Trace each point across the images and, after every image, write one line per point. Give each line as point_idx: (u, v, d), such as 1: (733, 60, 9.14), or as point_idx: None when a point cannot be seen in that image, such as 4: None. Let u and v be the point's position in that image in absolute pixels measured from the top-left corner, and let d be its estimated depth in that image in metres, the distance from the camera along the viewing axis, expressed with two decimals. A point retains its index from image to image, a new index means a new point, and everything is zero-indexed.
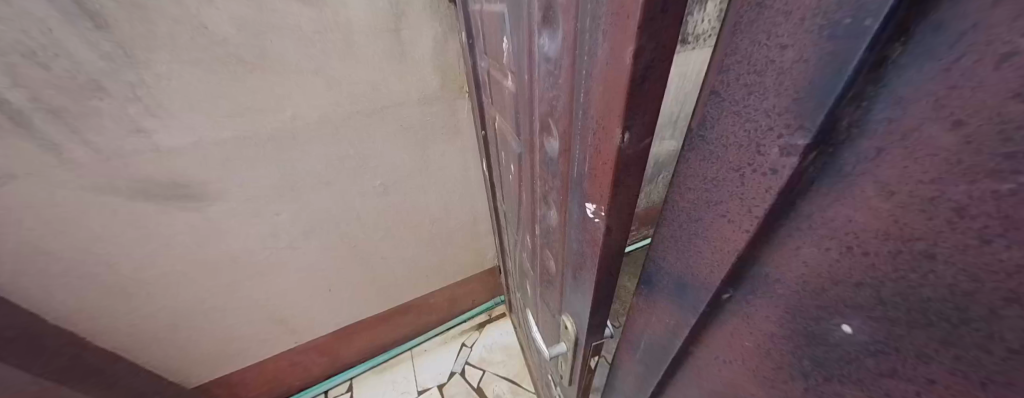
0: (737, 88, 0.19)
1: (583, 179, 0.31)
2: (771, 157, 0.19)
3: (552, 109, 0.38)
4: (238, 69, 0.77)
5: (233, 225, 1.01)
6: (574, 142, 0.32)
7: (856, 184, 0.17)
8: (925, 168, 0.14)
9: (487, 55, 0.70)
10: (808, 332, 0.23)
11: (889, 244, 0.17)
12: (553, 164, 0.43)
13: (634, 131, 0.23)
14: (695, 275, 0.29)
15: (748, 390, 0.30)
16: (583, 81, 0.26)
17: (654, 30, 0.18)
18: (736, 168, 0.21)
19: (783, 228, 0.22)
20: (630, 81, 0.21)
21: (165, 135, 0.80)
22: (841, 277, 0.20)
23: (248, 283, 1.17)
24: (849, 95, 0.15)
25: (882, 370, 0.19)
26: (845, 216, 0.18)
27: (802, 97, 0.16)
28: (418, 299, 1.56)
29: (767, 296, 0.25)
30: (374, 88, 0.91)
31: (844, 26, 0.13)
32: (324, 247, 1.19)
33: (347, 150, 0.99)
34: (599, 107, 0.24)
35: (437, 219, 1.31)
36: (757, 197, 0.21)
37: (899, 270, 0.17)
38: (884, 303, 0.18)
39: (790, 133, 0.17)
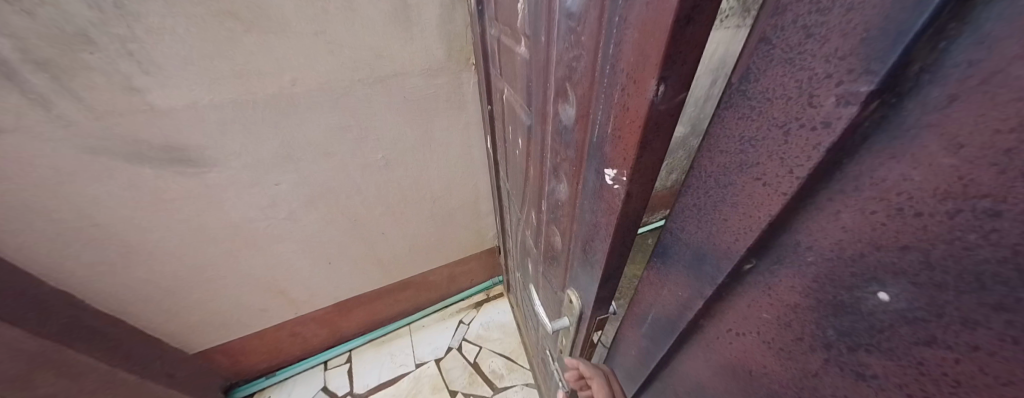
0: (793, 31, 0.18)
1: (605, 143, 0.30)
2: (825, 108, 0.17)
3: (571, 72, 0.37)
4: (235, 27, 0.74)
5: (232, 193, 1.00)
6: (595, 103, 0.30)
7: (918, 138, 0.16)
8: (1006, 114, 0.12)
9: (497, 21, 0.67)
10: (836, 301, 0.22)
11: (946, 204, 0.16)
12: (567, 134, 0.42)
13: (669, 83, 0.21)
14: (716, 245, 0.28)
15: (761, 362, 0.29)
16: (615, 30, 0.24)
17: None
18: (781, 124, 0.20)
19: (824, 191, 0.20)
20: (671, 23, 0.19)
21: (159, 95, 0.77)
22: (884, 242, 0.19)
23: (248, 253, 1.16)
24: (929, 32, 0.13)
25: (919, 338, 0.18)
26: (898, 175, 0.17)
27: (872, 36, 0.14)
28: (417, 276, 1.56)
29: (795, 265, 0.24)
30: (377, 54, 0.87)
31: None
32: (324, 219, 1.18)
33: (348, 120, 0.97)
34: (632, 58, 0.23)
35: (439, 197, 1.30)
36: (801, 156, 0.19)
37: (956, 231, 0.15)
38: (932, 267, 0.17)
39: (851, 80, 0.16)
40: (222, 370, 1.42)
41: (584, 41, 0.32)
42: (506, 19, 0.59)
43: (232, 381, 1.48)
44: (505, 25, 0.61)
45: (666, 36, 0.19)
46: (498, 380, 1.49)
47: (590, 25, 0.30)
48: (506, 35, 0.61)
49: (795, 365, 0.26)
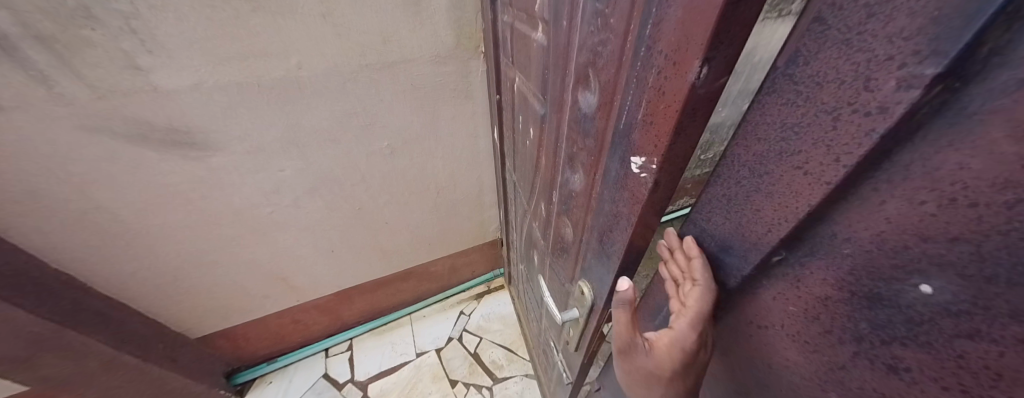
0: (853, 11, 0.17)
1: (635, 129, 0.29)
2: (882, 93, 0.17)
3: (595, 57, 0.36)
4: (240, 7, 0.72)
5: (236, 178, 0.99)
6: (625, 88, 0.30)
7: (981, 124, 0.15)
8: None
9: (512, 7, 0.65)
10: (872, 294, 0.22)
11: (1004, 194, 0.15)
12: (587, 122, 0.41)
13: (712, 65, 0.21)
14: (745, 235, 0.27)
15: (783, 355, 0.29)
16: (655, 10, 0.24)
17: None
18: (829, 111, 0.19)
19: (869, 180, 0.20)
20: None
21: (162, 75, 0.76)
22: (930, 234, 0.18)
23: (251, 239, 1.16)
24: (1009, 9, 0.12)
25: (961, 331, 0.18)
26: (955, 163, 0.16)
27: (945, 13, 0.14)
28: (419, 266, 1.56)
29: (829, 257, 0.24)
30: (385, 40, 0.85)
31: None
32: (327, 207, 1.17)
33: (355, 107, 0.95)
34: (673, 40, 0.22)
35: (443, 188, 1.29)
36: (850, 143, 0.19)
37: (1013, 221, 0.15)
38: (983, 259, 0.16)
39: (915, 62, 0.15)
40: (224, 355, 1.43)
41: (613, 24, 0.31)
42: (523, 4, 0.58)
43: (233, 366, 1.49)
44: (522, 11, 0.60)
45: (716, 12, 0.18)
46: (497, 370, 1.51)
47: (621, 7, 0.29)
48: (522, 20, 0.60)
49: (821, 358, 0.26)
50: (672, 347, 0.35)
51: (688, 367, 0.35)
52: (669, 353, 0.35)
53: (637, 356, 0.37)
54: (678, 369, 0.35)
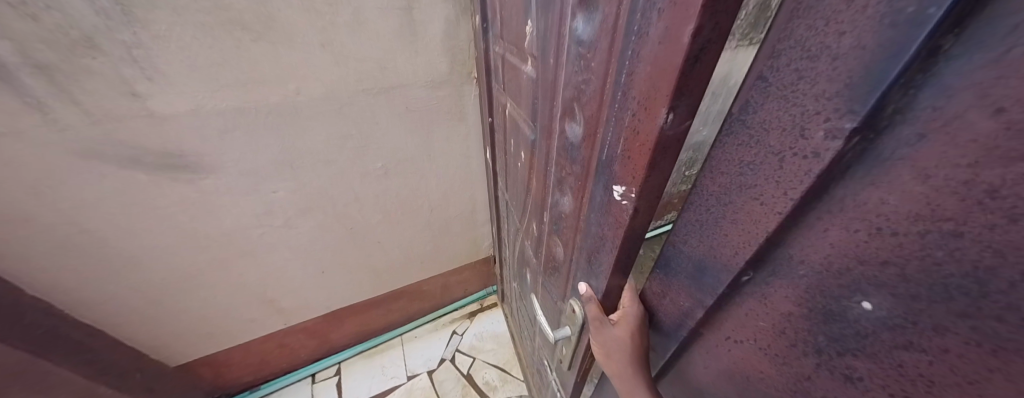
0: (787, 73, 0.21)
1: (615, 162, 0.32)
2: (815, 140, 0.20)
3: (579, 93, 0.39)
4: (243, 37, 0.75)
5: (228, 200, 0.99)
6: (606, 124, 0.33)
7: (895, 169, 0.19)
8: (967, 152, 0.16)
9: (502, 40, 0.70)
10: (825, 310, 0.24)
11: (917, 225, 0.18)
12: (574, 150, 0.44)
13: (677, 112, 0.24)
14: (717, 258, 0.30)
15: (758, 368, 0.32)
16: (627, 61, 0.27)
17: (716, 9, 0.19)
18: (776, 152, 0.23)
19: (814, 211, 0.23)
20: (684, 61, 0.21)
21: (161, 101, 0.77)
22: (866, 258, 0.21)
23: (240, 261, 1.14)
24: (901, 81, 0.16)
25: (898, 343, 0.21)
26: (878, 199, 0.20)
27: (855, 82, 0.18)
28: (412, 285, 1.55)
29: (787, 277, 0.26)
30: (382, 66, 0.89)
31: (906, 14, 0.15)
32: (320, 227, 1.17)
33: (350, 129, 0.98)
34: (643, 90, 0.25)
35: (436, 206, 1.30)
36: (794, 180, 0.22)
37: (925, 248, 0.18)
38: (907, 280, 0.19)
39: (837, 117, 0.19)
40: (204, 383, 1.37)
41: (594, 66, 0.34)
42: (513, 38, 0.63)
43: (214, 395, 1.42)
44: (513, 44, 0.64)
45: (678, 71, 0.22)
46: (491, 391, 1.48)
47: (600, 54, 0.33)
48: (512, 52, 0.64)
49: (790, 370, 0.28)
50: (626, 315, 0.43)
51: (642, 337, 0.42)
52: (626, 322, 0.42)
53: (607, 338, 0.42)
54: (637, 342, 0.42)
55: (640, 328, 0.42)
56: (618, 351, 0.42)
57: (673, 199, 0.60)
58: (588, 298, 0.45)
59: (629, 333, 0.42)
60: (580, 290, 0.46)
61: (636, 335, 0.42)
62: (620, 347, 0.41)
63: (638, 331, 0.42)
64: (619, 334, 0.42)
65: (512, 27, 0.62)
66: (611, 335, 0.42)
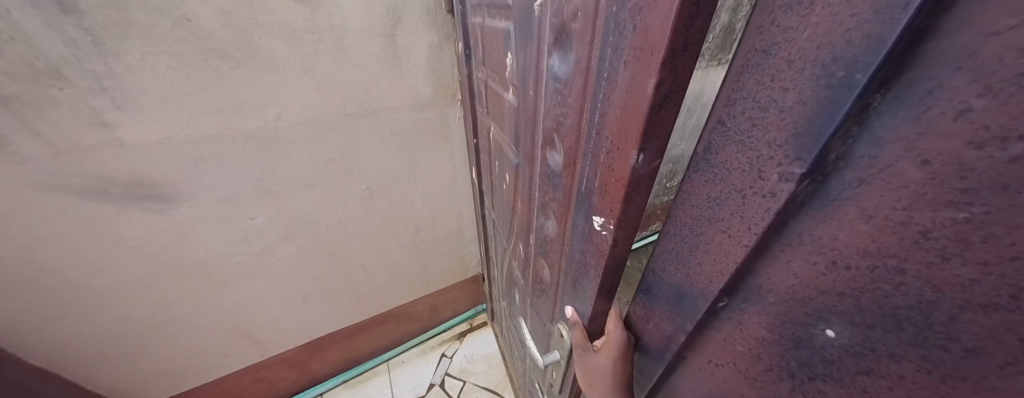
0: (742, 120, 0.23)
1: (593, 194, 0.34)
2: (771, 182, 0.22)
3: (558, 125, 0.41)
4: (222, 65, 0.74)
5: (203, 228, 0.95)
6: (583, 157, 0.35)
7: (842, 208, 0.21)
8: (900, 196, 0.18)
9: (484, 66, 0.72)
10: (794, 337, 0.26)
11: (867, 260, 0.20)
12: (555, 178, 0.45)
13: (647, 153, 0.26)
14: (693, 286, 0.31)
15: (737, 392, 0.32)
16: (600, 103, 0.29)
17: (674, 65, 0.22)
18: (738, 190, 0.24)
19: (777, 244, 0.25)
20: (649, 109, 0.24)
21: (131, 130, 0.75)
22: (826, 288, 0.23)
23: (216, 291, 1.09)
24: (838, 134, 0.18)
25: (860, 368, 0.22)
26: (830, 235, 0.22)
27: (800, 133, 0.20)
28: (398, 308, 1.51)
29: (758, 305, 0.28)
30: (365, 91, 0.90)
31: (837, 78, 0.17)
32: (301, 253, 1.14)
33: (333, 153, 0.97)
34: (616, 131, 0.27)
35: (422, 227, 1.29)
36: (756, 216, 0.23)
37: (876, 282, 0.20)
38: (862, 310, 0.21)
39: (787, 163, 0.21)
40: None
41: (570, 102, 0.36)
42: (495, 66, 0.65)
43: None
44: (494, 72, 0.66)
45: (645, 117, 0.24)
46: None
47: (575, 92, 0.35)
48: (494, 79, 0.66)
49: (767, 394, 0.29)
50: (610, 342, 0.42)
51: (626, 363, 0.42)
52: (609, 348, 0.42)
53: (591, 360, 0.44)
54: (620, 368, 0.42)
55: (624, 355, 0.42)
56: (602, 376, 0.43)
57: (657, 210, 0.62)
58: (574, 322, 0.46)
59: (612, 360, 0.42)
60: (568, 314, 0.47)
61: (619, 362, 0.42)
62: (604, 373, 0.42)
63: (622, 358, 0.42)
64: (602, 361, 0.42)
65: (493, 56, 0.64)
66: (595, 362, 0.43)
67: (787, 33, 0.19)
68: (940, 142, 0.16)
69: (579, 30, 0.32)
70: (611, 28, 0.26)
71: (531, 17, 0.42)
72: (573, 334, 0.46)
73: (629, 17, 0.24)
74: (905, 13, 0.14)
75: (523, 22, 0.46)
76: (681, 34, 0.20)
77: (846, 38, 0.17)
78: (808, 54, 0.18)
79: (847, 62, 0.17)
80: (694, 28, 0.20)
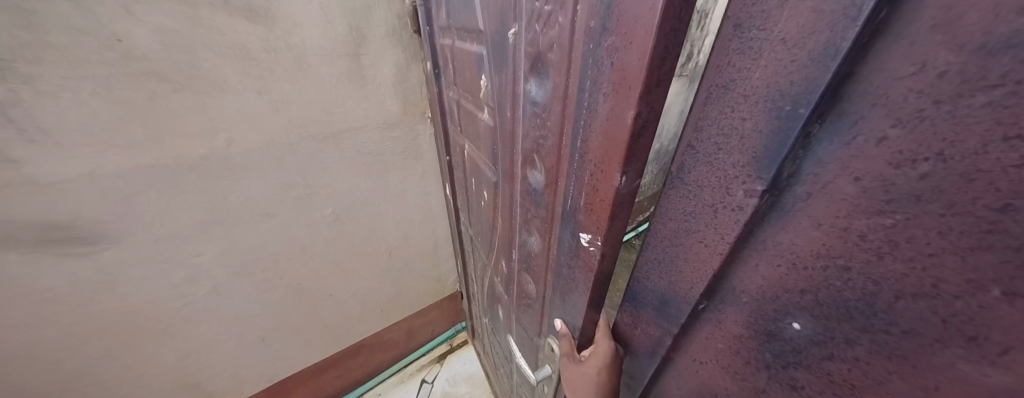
0: (709, 144, 0.26)
1: (579, 213, 0.35)
2: (738, 197, 0.25)
3: (537, 146, 0.43)
4: (160, 88, 0.67)
5: (140, 270, 0.84)
6: (566, 177, 0.37)
7: (798, 217, 0.24)
8: (841, 207, 0.22)
9: (455, 85, 0.73)
10: (766, 331, 0.29)
11: (820, 260, 0.24)
12: (538, 195, 0.47)
13: (629, 174, 0.28)
14: (675, 292, 0.33)
15: (721, 386, 0.35)
16: (581, 129, 0.32)
17: (650, 98, 0.24)
18: (710, 205, 0.27)
19: (746, 250, 0.28)
20: (629, 136, 0.26)
21: (45, 165, 0.65)
22: (790, 286, 0.26)
23: (157, 340, 0.96)
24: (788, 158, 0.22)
25: (824, 354, 0.25)
26: (789, 241, 0.25)
27: (759, 156, 0.23)
28: (372, 336, 1.42)
29: (734, 305, 0.30)
30: (328, 111, 0.86)
31: (784, 111, 0.21)
32: (260, 288, 1.04)
33: (294, 178, 0.90)
34: (599, 154, 0.30)
35: (395, 248, 1.24)
36: (729, 227, 0.26)
37: (829, 279, 0.23)
38: (820, 303, 0.24)
39: (750, 181, 0.24)
40: None
41: (549, 125, 0.38)
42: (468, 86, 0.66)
43: None
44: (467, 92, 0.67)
45: (626, 143, 0.26)
46: None
47: (554, 117, 0.37)
48: (467, 99, 0.67)
49: (747, 385, 0.32)
50: (597, 352, 0.44)
51: (612, 376, 0.43)
52: (596, 359, 0.43)
53: (577, 370, 0.45)
54: (605, 380, 0.42)
55: (611, 367, 0.43)
56: (588, 386, 0.44)
57: None
58: (563, 334, 0.47)
59: (598, 370, 0.43)
60: (557, 326, 0.49)
61: (605, 374, 0.43)
62: (590, 382, 0.43)
63: (608, 369, 0.43)
64: (588, 370, 0.43)
65: (465, 77, 0.65)
66: (581, 372, 0.44)
67: (742, 73, 0.22)
68: (865, 162, 0.20)
69: (556, 61, 0.34)
70: (589, 63, 0.28)
71: (505, 44, 0.44)
72: (562, 346, 0.48)
73: (606, 55, 0.26)
74: (836, 58, 0.18)
75: (496, 48, 0.48)
76: (655, 71, 0.23)
77: (790, 80, 0.20)
78: (760, 90, 0.22)
79: (792, 97, 0.20)
80: (665, 66, 0.23)
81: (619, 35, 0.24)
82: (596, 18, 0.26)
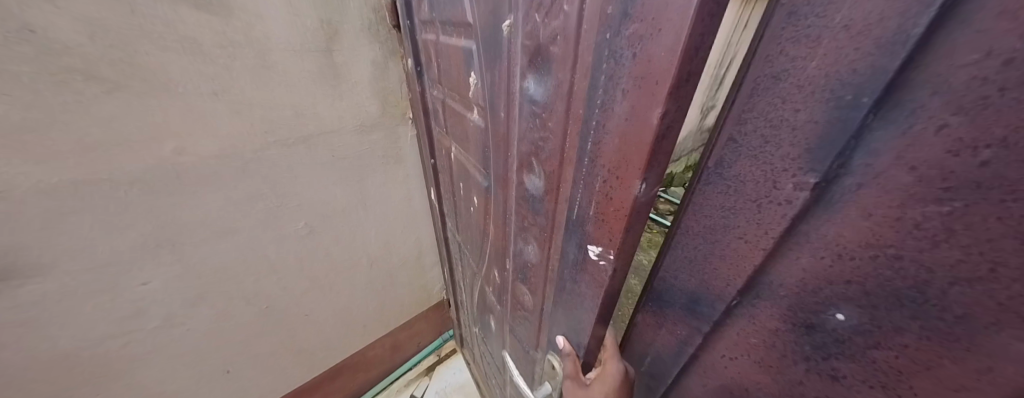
0: (755, 137, 0.25)
1: (589, 223, 0.34)
2: (787, 191, 0.24)
3: (535, 150, 0.41)
4: (88, 89, 0.56)
5: (70, 306, 0.71)
6: (573, 183, 0.35)
7: (845, 209, 0.24)
8: (895, 196, 0.21)
9: (439, 84, 0.69)
10: (807, 323, 0.29)
11: (871, 250, 0.24)
12: (535, 202, 0.45)
13: (649, 180, 0.27)
14: (709, 289, 0.33)
15: (753, 381, 0.35)
16: (593, 131, 0.30)
17: (679, 96, 0.23)
18: (754, 200, 0.27)
19: (787, 243, 0.28)
20: (653, 137, 0.24)
21: None
22: (834, 278, 0.26)
23: (96, 384, 0.82)
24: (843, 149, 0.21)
25: (870, 344, 0.25)
26: (835, 233, 0.25)
27: (813, 148, 0.22)
28: (354, 355, 1.32)
29: (770, 299, 0.30)
30: (298, 113, 0.78)
31: (845, 100, 0.20)
32: (223, 314, 0.92)
33: (261, 188, 0.81)
34: (615, 158, 0.28)
35: (376, 259, 1.16)
36: (774, 222, 0.26)
37: (879, 269, 0.23)
38: (869, 293, 0.24)
39: (802, 174, 0.23)
40: None
41: (552, 127, 0.36)
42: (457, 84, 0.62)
43: None
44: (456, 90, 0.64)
45: (650, 146, 0.25)
46: None
47: (559, 122, 0.35)
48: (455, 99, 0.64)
49: (783, 378, 0.32)
50: (606, 374, 0.42)
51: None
52: (605, 380, 0.42)
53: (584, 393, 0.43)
54: None
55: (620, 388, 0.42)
56: None
57: None
58: (567, 354, 0.45)
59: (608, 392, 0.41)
60: (560, 346, 0.47)
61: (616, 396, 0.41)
62: None
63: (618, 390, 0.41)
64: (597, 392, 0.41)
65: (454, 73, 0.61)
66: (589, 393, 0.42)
67: (795, 61, 0.22)
68: (922, 151, 0.19)
69: (560, 56, 0.32)
70: (604, 56, 0.26)
71: (499, 40, 0.41)
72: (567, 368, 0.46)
73: (627, 47, 0.24)
74: (906, 44, 0.17)
75: (488, 43, 0.45)
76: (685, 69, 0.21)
77: (852, 67, 0.19)
78: (817, 79, 0.21)
79: (855, 86, 0.20)
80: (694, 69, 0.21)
81: (644, 24, 0.22)
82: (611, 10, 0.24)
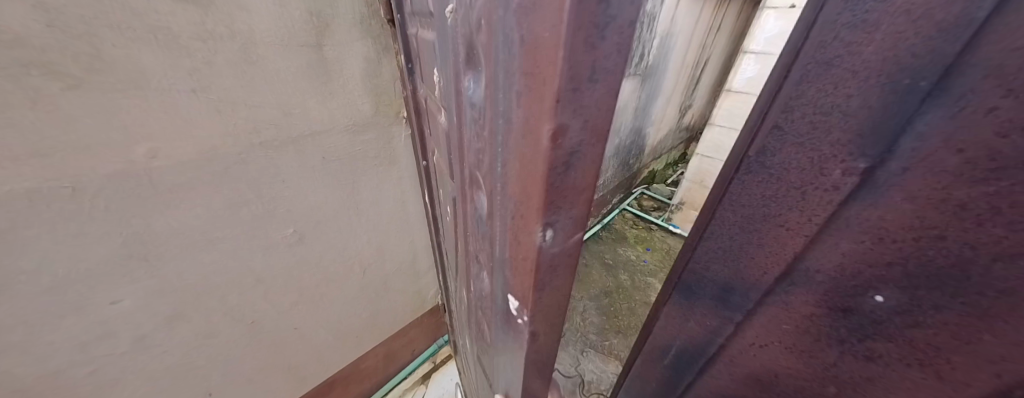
0: (804, 126, 0.28)
1: (510, 261, 0.32)
2: (835, 177, 0.27)
3: (475, 163, 0.37)
4: (48, 85, 0.49)
5: (25, 333, 0.63)
6: (496, 209, 0.32)
7: (887, 192, 0.24)
8: (940, 178, 0.21)
9: (423, 84, 0.67)
10: (844, 306, 0.30)
11: (912, 233, 0.24)
12: (480, 222, 0.42)
13: (554, 219, 0.24)
14: (749, 274, 0.36)
15: (784, 366, 0.36)
16: (502, 154, 0.27)
17: (572, 114, 0.19)
18: (799, 186, 0.29)
19: (826, 229, 0.29)
20: (545, 167, 0.21)
21: None
22: (874, 261, 0.27)
23: None
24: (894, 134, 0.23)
25: (908, 323, 0.26)
26: (876, 216, 0.25)
27: (865, 134, 0.24)
28: (347, 367, 1.27)
29: (805, 284, 0.31)
30: (285, 112, 0.73)
31: (903, 84, 0.21)
32: (204, 333, 0.85)
33: (245, 194, 0.75)
34: (518, 189, 0.25)
35: (370, 265, 1.11)
36: (821, 206, 0.28)
37: (922, 251, 0.23)
38: (910, 275, 0.25)
39: (852, 159, 0.25)
40: None
41: (482, 138, 0.32)
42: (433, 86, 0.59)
43: None
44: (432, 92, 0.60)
45: (542, 178, 0.22)
46: None
47: (485, 145, 0.32)
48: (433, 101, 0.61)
49: (816, 361, 0.33)
50: None
51: None
52: None
53: None
54: None
55: None
56: None
57: None
58: None
59: None
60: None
61: None
62: None
63: None
64: None
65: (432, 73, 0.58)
66: None
67: (850, 48, 0.23)
68: (974, 133, 0.19)
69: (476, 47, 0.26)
70: (502, 53, 0.22)
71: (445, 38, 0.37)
72: None
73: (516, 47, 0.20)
74: (968, 28, 0.18)
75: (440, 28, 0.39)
76: (562, 115, 0.19)
77: (911, 50, 0.20)
78: (873, 65, 0.22)
79: (911, 70, 0.21)
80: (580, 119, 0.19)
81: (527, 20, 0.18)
82: (499, 34, 0.21)
